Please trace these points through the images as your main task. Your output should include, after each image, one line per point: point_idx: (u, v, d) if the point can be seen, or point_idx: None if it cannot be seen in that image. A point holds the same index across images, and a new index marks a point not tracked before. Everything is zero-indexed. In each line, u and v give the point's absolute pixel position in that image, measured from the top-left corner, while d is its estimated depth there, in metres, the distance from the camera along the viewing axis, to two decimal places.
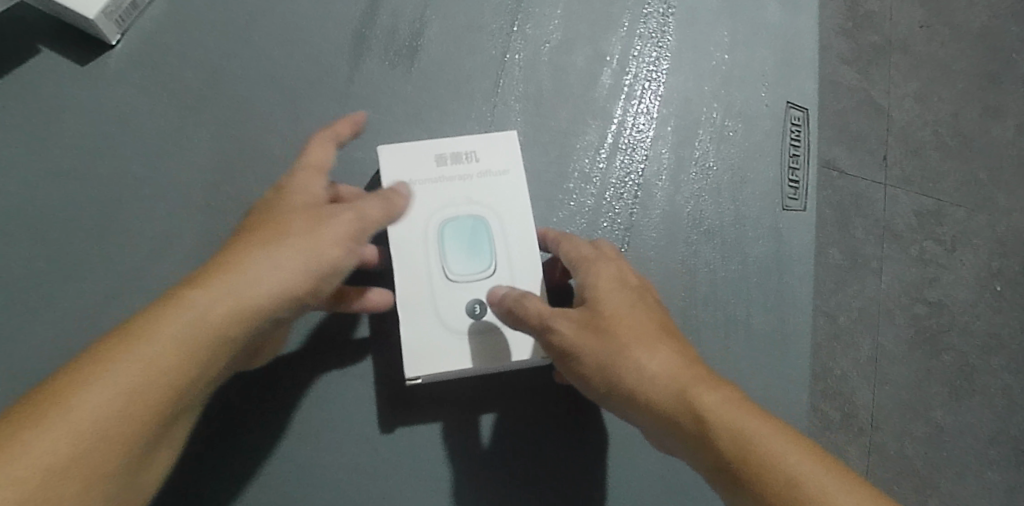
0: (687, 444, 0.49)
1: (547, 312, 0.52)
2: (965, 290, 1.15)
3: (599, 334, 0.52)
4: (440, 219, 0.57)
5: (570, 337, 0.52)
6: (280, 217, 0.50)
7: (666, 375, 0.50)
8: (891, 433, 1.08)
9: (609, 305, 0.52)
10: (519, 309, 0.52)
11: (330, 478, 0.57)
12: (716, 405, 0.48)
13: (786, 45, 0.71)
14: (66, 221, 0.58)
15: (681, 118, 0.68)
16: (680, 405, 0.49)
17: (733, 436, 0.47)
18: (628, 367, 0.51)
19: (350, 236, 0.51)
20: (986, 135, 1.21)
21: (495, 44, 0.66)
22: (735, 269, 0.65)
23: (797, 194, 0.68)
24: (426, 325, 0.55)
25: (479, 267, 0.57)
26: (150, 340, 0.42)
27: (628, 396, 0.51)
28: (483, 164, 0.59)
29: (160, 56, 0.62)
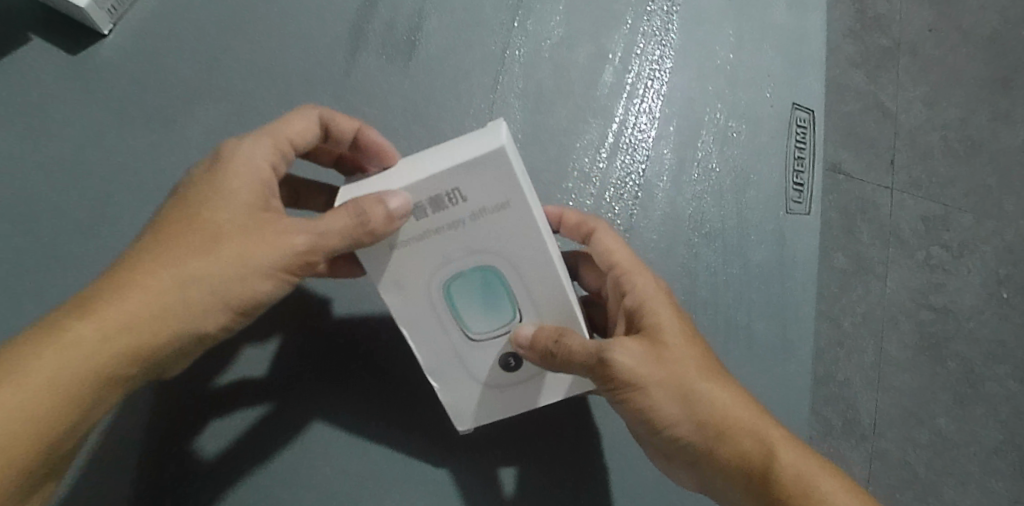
0: (739, 477, 0.52)
1: (606, 342, 0.49)
2: (971, 297, 1.13)
3: (666, 366, 0.50)
4: (441, 276, 0.49)
5: (636, 368, 0.49)
6: (211, 226, 0.44)
7: (734, 412, 0.51)
8: (894, 441, 1.06)
9: (674, 339, 0.51)
10: (565, 345, 0.48)
11: (324, 476, 0.58)
12: (782, 451, 0.51)
13: (793, 46, 0.70)
14: (55, 213, 0.57)
15: (683, 118, 0.66)
16: (752, 444, 0.51)
17: (798, 477, 0.51)
18: (703, 406, 0.50)
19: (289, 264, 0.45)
20: (996, 140, 1.19)
21: (495, 40, 0.65)
22: (736, 273, 0.64)
23: (801, 198, 0.67)
24: (462, 389, 0.54)
25: (501, 307, 0.51)
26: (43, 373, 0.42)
27: (700, 432, 0.51)
28: (475, 202, 0.46)
29: (154, 47, 0.61)
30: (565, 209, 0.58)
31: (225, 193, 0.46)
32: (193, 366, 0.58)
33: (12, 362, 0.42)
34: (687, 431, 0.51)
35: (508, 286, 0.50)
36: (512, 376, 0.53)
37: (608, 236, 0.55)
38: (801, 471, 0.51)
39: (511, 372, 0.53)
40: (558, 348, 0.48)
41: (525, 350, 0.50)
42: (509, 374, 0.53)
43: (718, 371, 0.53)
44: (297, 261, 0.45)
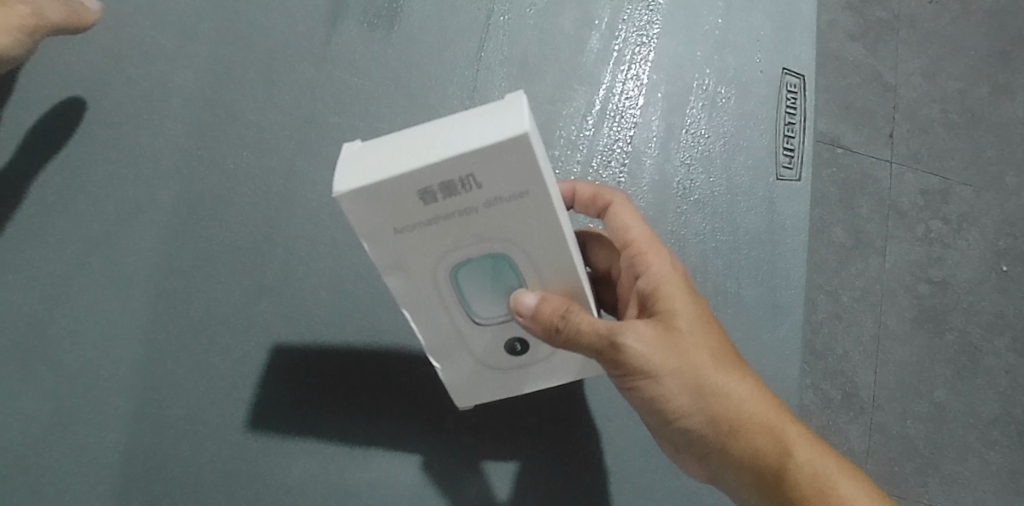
0: (751, 473, 0.51)
1: (617, 324, 0.46)
2: (970, 270, 1.13)
3: (682, 353, 0.48)
4: (448, 264, 0.44)
5: (649, 355, 0.47)
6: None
7: (750, 406, 0.50)
8: (894, 413, 1.05)
9: (688, 324, 0.50)
10: (574, 323, 0.44)
11: (307, 454, 0.55)
12: (796, 447, 0.51)
13: (783, 10, 0.69)
14: (40, 190, 0.57)
15: (672, 84, 0.65)
16: (766, 439, 0.50)
17: (812, 477, 0.51)
18: (718, 398, 0.49)
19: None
20: (997, 112, 1.18)
21: (479, 8, 0.64)
22: (726, 240, 0.63)
23: (792, 164, 0.66)
24: (466, 368, 0.51)
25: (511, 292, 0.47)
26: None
27: (713, 426, 0.49)
28: (491, 189, 0.39)
29: (137, 23, 0.61)
30: (577, 184, 0.57)
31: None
32: (172, 340, 0.56)
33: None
34: (700, 424, 0.50)
35: (520, 272, 0.45)
36: (518, 357, 0.51)
37: (626, 213, 0.54)
38: (814, 469, 0.51)
39: (519, 354, 0.51)
40: (566, 325, 0.44)
41: (531, 325, 0.46)
42: (516, 357, 0.51)
43: (736, 362, 0.52)
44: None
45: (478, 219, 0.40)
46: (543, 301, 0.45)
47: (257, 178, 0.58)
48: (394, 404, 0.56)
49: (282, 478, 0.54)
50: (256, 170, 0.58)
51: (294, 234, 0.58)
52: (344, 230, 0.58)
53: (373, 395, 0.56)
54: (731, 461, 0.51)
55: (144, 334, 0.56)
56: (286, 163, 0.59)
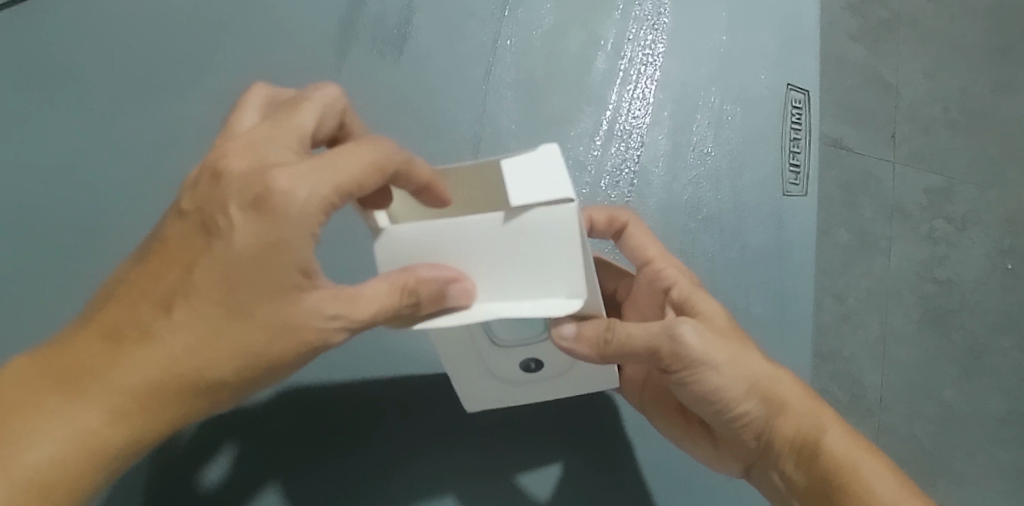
0: (792, 458, 0.50)
1: (670, 321, 0.48)
2: (975, 269, 1.13)
3: (730, 347, 0.49)
4: None
5: (701, 346, 0.47)
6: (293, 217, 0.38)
7: (793, 394, 0.50)
8: (900, 414, 1.06)
9: (723, 322, 0.51)
10: (620, 331, 0.45)
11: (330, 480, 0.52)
12: (832, 431, 0.50)
13: (786, 26, 0.70)
14: (50, 218, 0.57)
15: (678, 103, 0.66)
16: (807, 420, 0.50)
17: (849, 458, 0.49)
18: (769, 381, 0.49)
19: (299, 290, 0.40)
20: (1000, 110, 1.18)
21: (485, 31, 0.65)
22: (734, 256, 0.64)
23: (798, 180, 0.66)
24: (478, 383, 0.50)
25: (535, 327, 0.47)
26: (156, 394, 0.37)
27: (767, 406, 0.49)
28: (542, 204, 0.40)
29: (149, 55, 0.62)
30: (591, 211, 0.56)
31: (269, 271, 0.37)
32: None
33: (78, 355, 0.37)
34: (752, 409, 0.49)
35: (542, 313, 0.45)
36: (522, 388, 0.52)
37: (640, 227, 0.57)
38: (851, 451, 0.49)
39: (530, 373, 0.51)
40: (613, 337, 0.44)
41: (574, 350, 0.44)
42: (527, 374, 0.51)
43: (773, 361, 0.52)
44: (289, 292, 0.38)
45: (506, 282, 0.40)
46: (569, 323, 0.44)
47: None
48: (425, 425, 0.54)
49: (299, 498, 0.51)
50: None
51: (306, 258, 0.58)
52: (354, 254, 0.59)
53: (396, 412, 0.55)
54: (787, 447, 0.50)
55: None
56: None
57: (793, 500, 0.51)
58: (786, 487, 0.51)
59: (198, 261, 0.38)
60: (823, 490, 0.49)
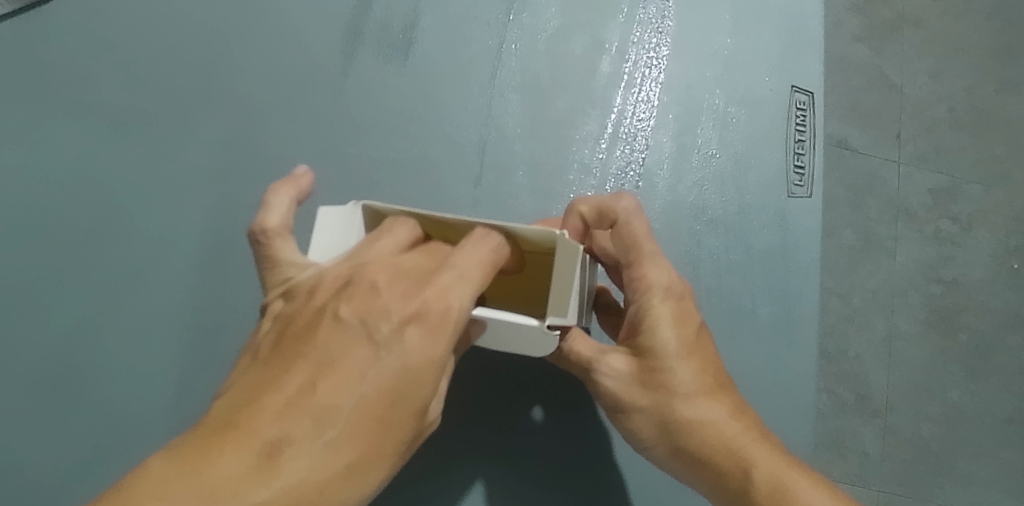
0: (719, 496, 0.50)
1: (595, 357, 0.51)
2: (981, 269, 1.13)
3: (654, 393, 0.51)
4: None
5: (616, 389, 0.51)
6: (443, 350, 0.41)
7: (718, 431, 0.50)
8: (907, 414, 1.06)
9: (668, 357, 0.50)
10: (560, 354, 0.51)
11: None
12: (761, 467, 0.49)
13: (791, 27, 0.70)
14: (64, 226, 0.58)
15: (682, 106, 0.66)
16: (728, 464, 0.49)
17: (773, 496, 0.48)
18: (683, 428, 0.50)
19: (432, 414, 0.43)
20: (1004, 110, 1.18)
21: (490, 35, 0.65)
22: (740, 258, 0.64)
23: (802, 181, 0.66)
24: None
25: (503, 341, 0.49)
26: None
27: (679, 456, 0.51)
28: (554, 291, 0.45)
29: (154, 56, 0.61)
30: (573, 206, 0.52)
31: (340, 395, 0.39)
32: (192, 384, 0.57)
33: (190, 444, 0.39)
34: (666, 454, 0.52)
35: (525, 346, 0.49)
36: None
37: (635, 223, 0.52)
38: (775, 482, 0.48)
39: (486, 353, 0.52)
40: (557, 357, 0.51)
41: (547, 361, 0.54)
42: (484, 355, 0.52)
43: (719, 391, 0.52)
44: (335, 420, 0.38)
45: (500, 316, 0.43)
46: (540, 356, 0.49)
47: None
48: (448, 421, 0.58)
49: None
50: None
51: None
52: None
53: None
54: (710, 483, 0.50)
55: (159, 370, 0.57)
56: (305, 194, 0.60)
57: None
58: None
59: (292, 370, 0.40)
60: None
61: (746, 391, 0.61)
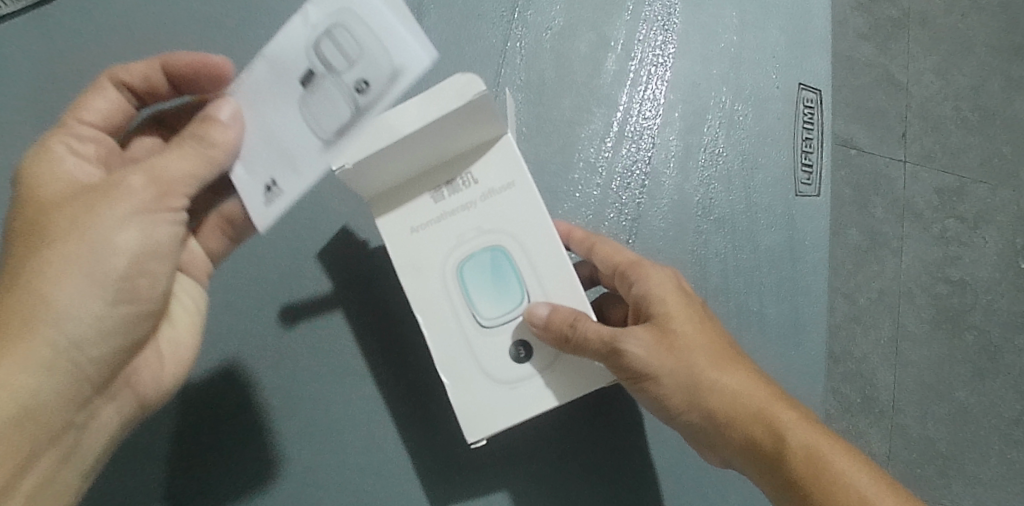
0: (746, 460, 0.50)
1: (618, 331, 0.48)
2: (987, 269, 1.12)
3: (679, 359, 0.50)
4: (457, 255, 0.54)
5: (645, 359, 0.49)
6: (47, 232, 0.44)
7: (750, 396, 0.50)
8: (914, 415, 1.04)
9: (683, 325, 0.51)
10: (580, 331, 0.48)
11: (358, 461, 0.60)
12: (795, 429, 0.49)
13: (798, 24, 0.69)
14: None
15: (689, 104, 0.66)
16: (761, 428, 0.49)
17: (810, 459, 0.48)
18: (714, 395, 0.50)
19: (151, 198, 0.45)
20: (1011, 109, 1.17)
21: (495, 33, 0.65)
22: (747, 257, 0.63)
23: (810, 180, 0.66)
24: (476, 388, 0.53)
25: (334, 67, 0.48)
26: (47, 329, 0.43)
27: (709, 421, 0.50)
28: (483, 185, 0.53)
29: None
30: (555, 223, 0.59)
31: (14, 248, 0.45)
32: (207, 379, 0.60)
33: None
34: (696, 420, 0.51)
35: (378, 47, 0.47)
36: (328, 152, 0.48)
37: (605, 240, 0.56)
38: (812, 447, 0.48)
39: (521, 363, 0.53)
40: (574, 333, 0.48)
41: (544, 335, 0.50)
42: (518, 365, 0.53)
43: (739, 359, 0.52)
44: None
45: (355, 22, 0.47)
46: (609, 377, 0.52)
47: None
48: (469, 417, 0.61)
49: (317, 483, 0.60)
50: None
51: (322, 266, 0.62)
52: None
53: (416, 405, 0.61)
54: (744, 449, 0.50)
55: None
56: None
57: (762, 489, 0.51)
58: (754, 479, 0.51)
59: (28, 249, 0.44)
60: (790, 492, 0.48)
61: None
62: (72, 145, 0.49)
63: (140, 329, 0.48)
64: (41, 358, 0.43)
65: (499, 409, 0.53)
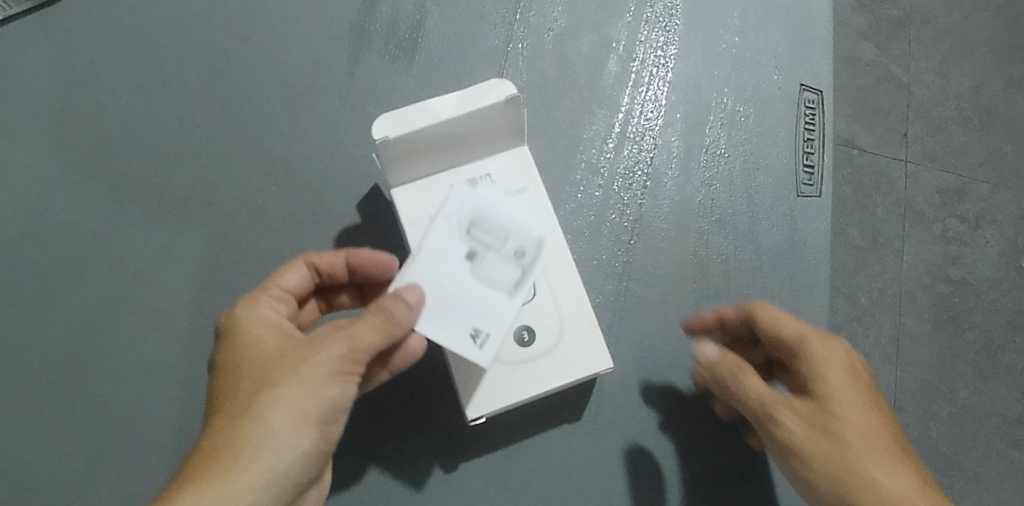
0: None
1: (739, 366, 0.51)
2: (989, 268, 1.12)
3: (847, 406, 0.48)
4: None
5: (762, 394, 0.50)
6: (268, 376, 0.42)
7: (863, 443, 0.48)
8: (916, 414, 1.05)
9: (839, 359, 0.50)
10: (743, 382, 0.51)
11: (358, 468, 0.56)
12: (890, 480, 0.47)
13: (799, 26, 0.69)
14: (69, 227, 0.58)
15: (690, 104, 0.66)
16: (846, 473, 0.47)
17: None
18: (838, 439, 0.47)
19: (351, 362, 0.42)
20: (1013, 108, 1.17)
21: (497, 35, 0.65)
22: (748, 257, 0.63)
23: (812, 180, 0.66)
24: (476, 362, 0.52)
25: (491, 245, 0.49)
26: (253, 478, 0.39)
27: (812, 471, 0.48)
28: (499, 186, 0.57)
29: (161, 58, 0.62)
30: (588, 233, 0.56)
31: (309, 368, 0.41)
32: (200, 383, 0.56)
33: (196, 468, 0.39)
34: (823, 464, 0.47)
35: (517, 229, 0.51)
36: (517, 299, 0.48)
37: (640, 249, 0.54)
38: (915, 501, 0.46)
39: (526, 346, 0.53)
40: (732, 382, 0.51)
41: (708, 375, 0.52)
42: (523, 348, 0.53)
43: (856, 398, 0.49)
44: (303, 419, 0.41)
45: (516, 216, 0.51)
46: (610, 360, 0.53)
47: (284, 209, 0.59)
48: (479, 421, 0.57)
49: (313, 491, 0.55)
50: (282, 199, 0.60)
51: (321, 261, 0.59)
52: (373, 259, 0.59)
53: (394, 399, 0.57)
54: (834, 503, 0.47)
55: (159, 372, 0.56)
56: (309, 195, 0.60)
57: None
58: None
59: (269, 373, 0.42)
60: None
61: None
62: (275, 297, 0.48)
63: (317, 468, 0.43)
64: (246, 486, 0.39)
65: (500, 387, 0.52)
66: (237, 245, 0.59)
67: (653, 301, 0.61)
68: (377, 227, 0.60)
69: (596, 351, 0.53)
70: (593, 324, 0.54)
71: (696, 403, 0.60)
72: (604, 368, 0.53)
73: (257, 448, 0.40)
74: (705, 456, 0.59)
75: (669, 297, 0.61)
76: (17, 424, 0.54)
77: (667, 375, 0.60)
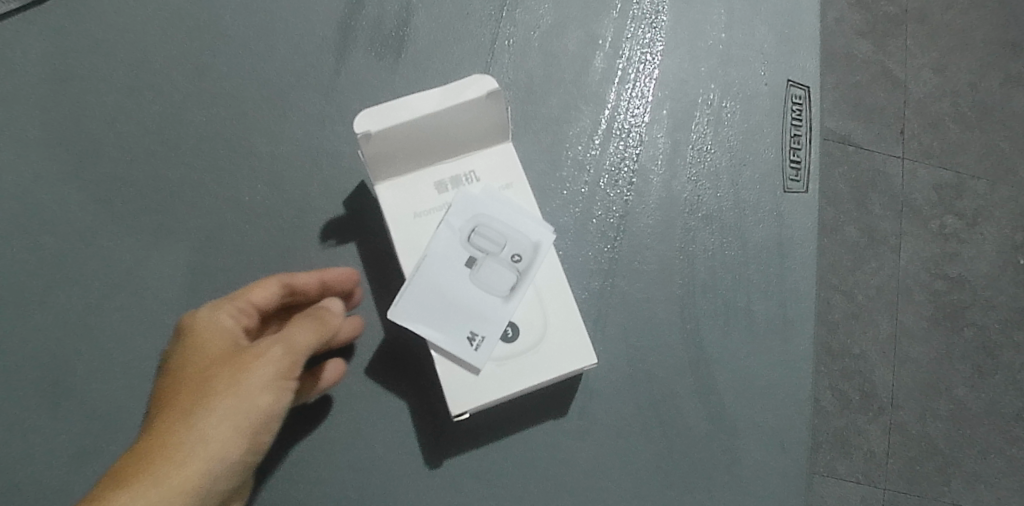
0: None
1: None
2: (986, 265, 1.12)
3: None
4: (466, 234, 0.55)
5: None
6: (209, 380, 0.45)
7: None
8: (912, 411, 1.05)
9: None
10: None
11: (347, 464, 0.56)
12: None
13: (786, 21, 0.69)
14: (57, 226, 0.58)
15: (676, 101, 0.66)
16: None
17: None
18: None
19: (286, 368, 0.46)
20: (1009, 104, 1.17)
21: (483, 32, 0.65)
22: (735, 253, 0.63)
23: (799, 176, 0.65)
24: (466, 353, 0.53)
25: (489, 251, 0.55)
26: (182, 479, 0.42)
27: None
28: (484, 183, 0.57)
29: (148, 57, 0.62)
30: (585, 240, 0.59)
31: (253, 375, 0.45)
32: None
33: (136, 455, 0.43)
34: None
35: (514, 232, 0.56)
36: (511, 302, 0.54)
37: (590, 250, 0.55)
38: None
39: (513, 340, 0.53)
40: None
41: None
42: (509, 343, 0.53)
43: None
44: (242, 419, 0.44)
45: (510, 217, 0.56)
46: (593, 354, 0.53)
47: (272, 207, 0.60)
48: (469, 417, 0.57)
49: (303, 486, 0.55)
50: (270, 197, 0.60)
51: (308, 259, 0.59)
52: (360, 256, 0.59)
53: (382, 395, 0.57)
54: None
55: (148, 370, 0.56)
56: (297, 192, 0.60)
57: None
58: None
59: (212, 377, 0.45)
60: None
61: (742, 389, 0.60)
62: (239, 310, 0.50)
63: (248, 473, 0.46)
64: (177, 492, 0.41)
65: (486, 383, 0.52)
66: (225, 243, 0.59)
67: (640, 296, 0.61)
68: (363, 223, 0.60)
69: (580, 346, 0.53)
70: (576, 319, 0.54)
71: (685, 399, 0.60)
72: (589, 364, 0.53)
73: (190, 443, 0.43)
74: (695, 452, 0.59)
75: (656, 293, 0.62)
76: (9, 425, 0.55)
77: (655, 370, 0.60)
